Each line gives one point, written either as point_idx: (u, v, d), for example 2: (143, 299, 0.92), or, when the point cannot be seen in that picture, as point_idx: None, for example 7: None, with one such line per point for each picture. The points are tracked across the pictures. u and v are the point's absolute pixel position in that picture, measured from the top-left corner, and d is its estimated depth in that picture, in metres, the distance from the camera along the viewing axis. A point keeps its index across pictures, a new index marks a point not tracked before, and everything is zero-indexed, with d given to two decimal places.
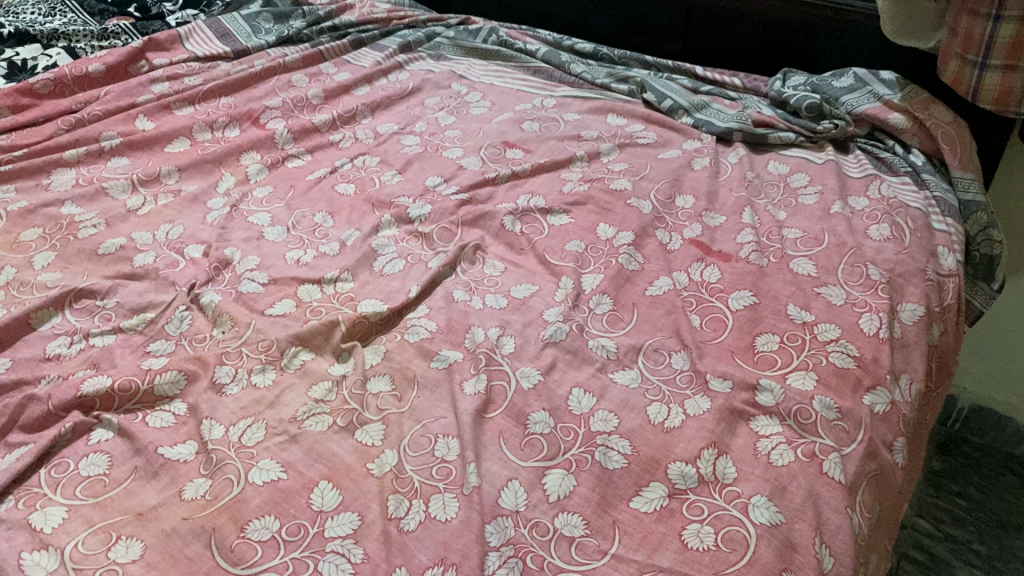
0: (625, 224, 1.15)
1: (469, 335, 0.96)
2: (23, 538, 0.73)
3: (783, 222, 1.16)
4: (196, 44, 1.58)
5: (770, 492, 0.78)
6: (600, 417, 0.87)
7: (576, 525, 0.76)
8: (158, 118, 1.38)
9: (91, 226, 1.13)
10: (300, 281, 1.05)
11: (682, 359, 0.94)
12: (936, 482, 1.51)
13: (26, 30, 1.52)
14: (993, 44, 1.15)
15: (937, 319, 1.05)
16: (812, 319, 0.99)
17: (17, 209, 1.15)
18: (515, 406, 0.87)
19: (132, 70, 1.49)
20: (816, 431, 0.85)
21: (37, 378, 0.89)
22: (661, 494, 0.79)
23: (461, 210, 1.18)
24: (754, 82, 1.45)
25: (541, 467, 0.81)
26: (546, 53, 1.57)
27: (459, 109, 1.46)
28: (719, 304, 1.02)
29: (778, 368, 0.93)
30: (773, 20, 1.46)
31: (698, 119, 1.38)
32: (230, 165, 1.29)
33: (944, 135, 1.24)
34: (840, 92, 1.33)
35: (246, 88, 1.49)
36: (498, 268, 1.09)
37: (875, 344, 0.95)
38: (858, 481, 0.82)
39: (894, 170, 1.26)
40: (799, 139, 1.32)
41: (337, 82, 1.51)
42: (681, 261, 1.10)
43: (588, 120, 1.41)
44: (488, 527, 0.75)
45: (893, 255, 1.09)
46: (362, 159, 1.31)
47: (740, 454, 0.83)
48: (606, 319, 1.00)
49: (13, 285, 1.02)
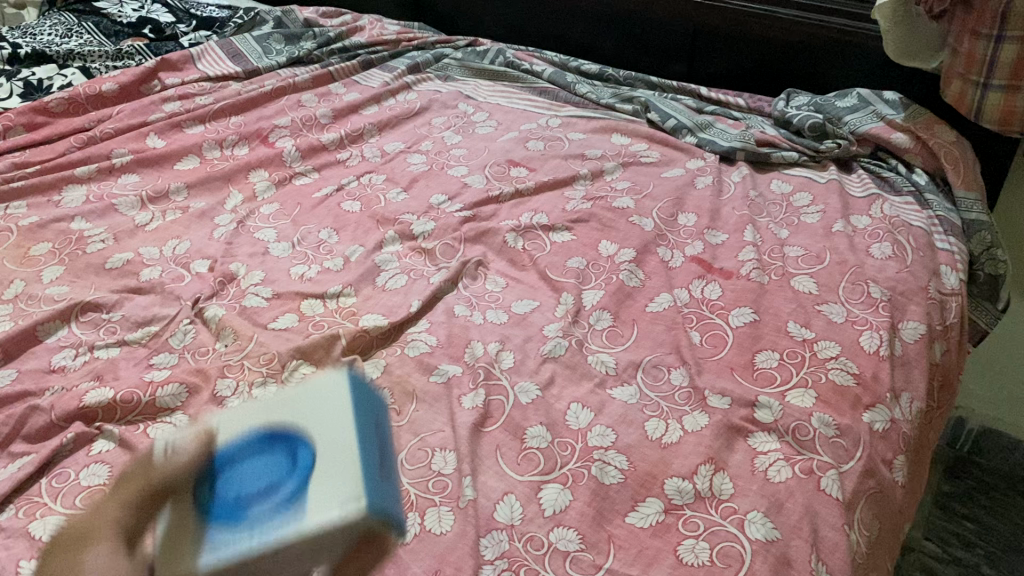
0: (626, 241, 1.16)
1: (468, 350, 0.97)
2: (22, 546, 0.73)
3: (785, 240, 1.17)
4: (208, 64, 1.61)
5: (767, 508, 0.78)
6: (597, 432, 0.87)
7: (571, 540, 0.75)
8: (169, 136, 1.40)
9: (99, 241, 1.15)
10: (303, 296, 1.06)
11: (681, 375, 0.94)
12: (943, 505, 1.50)
13: (43, 51, 1.56)
14: (996, 65, 1.15)
15: (939, 338, 1.05)
16: (813, 336, 0.99)
17: (27, 224, 1.17)
18: (512, 421, 0.88)
19: (145, 89, 1.52)
20: (815, 448, 0.85)
21: (42, 390, 0.90)
22: (657, 510, 0.79)
23: (464, 226, 1.19)
24: (758, 102, 1.46)
25: (537, 482, 0.81)
26: (552, 74, 1.58)
27: (465, 129, 1.47)
28: (719, 321, 1.02)
29: (778, 385, 0.93)
30: (778, 40, 1.47)
31: (702, 138, 1.38)
32: (238, 182, 1.31)
33: (947, 155, 1.24)
34: (844, 112, 1.34)
35: (256, 107, 1.51)
36: (500, 284, 1.09)
37: (876, 361, 0.95)
38: (856, 499, 0.82)
39: (897, 190, 1.26)
40: (802, 158, 1.33)
41: (346, 103, 1.52)
42: (683, 278, 1.10)
43: (593, 139, 1.42)
44: (482, 541, 0.75)
45: (895, 273, 1.08)
46: (368, 177, 1.33)
47: (737, 470, 0.83)
48: (606, 334, 1.00)
49: (22, 299, 1.04)
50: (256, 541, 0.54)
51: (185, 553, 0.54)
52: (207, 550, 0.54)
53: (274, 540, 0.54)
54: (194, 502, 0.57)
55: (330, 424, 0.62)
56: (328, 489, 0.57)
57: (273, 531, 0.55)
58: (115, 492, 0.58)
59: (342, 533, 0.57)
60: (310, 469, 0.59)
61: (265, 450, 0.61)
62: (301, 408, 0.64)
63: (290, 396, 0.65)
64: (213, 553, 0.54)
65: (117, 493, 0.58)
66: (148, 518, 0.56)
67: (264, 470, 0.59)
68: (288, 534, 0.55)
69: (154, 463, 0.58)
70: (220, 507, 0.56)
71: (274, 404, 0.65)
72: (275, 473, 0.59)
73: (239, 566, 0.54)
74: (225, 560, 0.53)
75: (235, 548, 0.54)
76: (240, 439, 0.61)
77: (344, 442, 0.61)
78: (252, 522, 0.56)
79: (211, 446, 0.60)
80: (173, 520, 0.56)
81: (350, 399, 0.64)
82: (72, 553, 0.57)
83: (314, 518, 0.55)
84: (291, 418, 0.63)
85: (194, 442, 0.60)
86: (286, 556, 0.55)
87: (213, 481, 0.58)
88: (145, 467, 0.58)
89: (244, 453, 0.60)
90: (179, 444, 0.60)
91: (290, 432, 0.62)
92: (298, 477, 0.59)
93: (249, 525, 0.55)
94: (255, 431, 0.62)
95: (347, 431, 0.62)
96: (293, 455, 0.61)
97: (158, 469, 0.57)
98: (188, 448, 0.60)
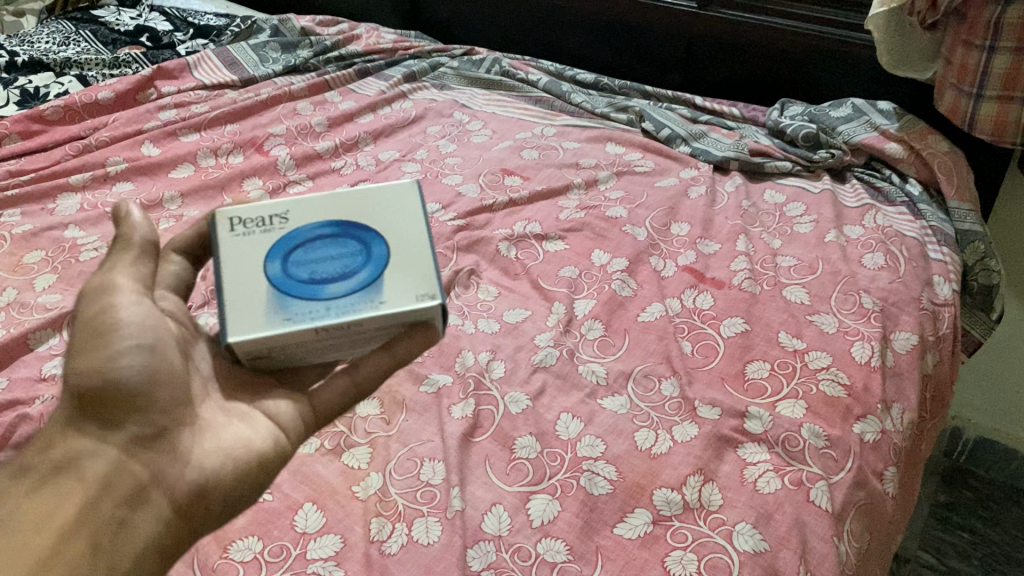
0: (619, 251, 1.16)
1: (459, 359, 0.97)
2: None
3: (777, 250, 1.17)
4: (204, 73, 1.61)
5: (756, 519, 0.78)
6: (587, 443, 0.86)
7: (559, 550, 0.75)
8: (164, 144, 1.41)
9: (92, 250, 1.14)
10: None
11: (672, 386, 0.94)
12: (940, 515, 1.49)
13: (40, 59, 1.56)
14: (988, 76, 1.15)
15: (931, 348, 1.05)
16: (804, 346, 0.99)
17: (21, 232, 1.17)
18: (502, 431, 0.88)
19: (141, 97, 1.52)
20: (805, 459, 0.85)
21: (32, 399, 0.90)
22: (646, 521, 0.78)
23: (457, 235, 1.19)
24: (752, 111, 1.47)
25: (525, 492, 0.81)
26: (547, 83, 1.59)
27: (461, 137, 1.47)
28: (710, 331, 1.02)
29: (768, 396, 0.93)
30: (772, 50, 1.48)
31: (696, 148, 1.39)
32: (232, 190, 1.31)
33: (940, 165, 1.24)
34: (838, 121, 1.35)
35: (252, 115, 1.52)
36: (492, 293, 1.09)
37: (867, 372, 0.95)
38: (845, 511, 0.82)
39: (890, 200, 1.27)
40: (796, 168, 1.33)
41: (342, 111, 1.53)
42: (675, 287, 1.10)
43: (587, 148, 1.42)
44: (469, 552, 0.75)
45: (888, 283, 1.08)
46: (362, 186, 1.33)
47: (727, 481, 0.83)
48: (597, 344, 1.00)
49: (14, 307, 1.04)
50: (332, 317, 0.59)
51: (263, 321, 0.59)
52: (285, 321, 0.59)
53: (347, 317, 0.59)
54: (270, 277, 0.61)
55: (401, 230, 0.64)
56: (401, 283, 0.61)
57: (346, 309, 0.59)
58: (116, 258, 0.65)
59: (405, 320, 0.61)
60: (383, 262, 0.62)
61: (336, 240, 0.63)
62: (374, 208, 0.65)
63: (358, 194, 0.66)
64: (291, 323, 0.59)
65: (117, 255, 0.65)
66: (226, 287, 0.60)
67: (338, 253, 0.62)
68: (362, 314, 0.59)
69: (137, 233, 0.66)
70: (296, 284, 0.60)
71: (347, 202, 0.65)
72: (349, 259, 0.62)
73: (315, 333, 0.59)
74: (302, 326, 0.58)
75: (310, 320, 0.59)
76: (312, 225, 0.63)
77: (415, 243, 0.63)
78: (327, 299, 0.60)
79: (284, 231, 0.63)
80: (251, 293, 0.60)
81: (418, 210, 0.65)
82: (90, 304, 0.63)
83: (387, 305, 0.59)
84: (364, 215, 0.64)
85: (272, 227, 0.64)
86: (353, 331, 0.60)
87: (289, 259, 0.62)
88: (134, 233, 0.66)
89: (317, 240, 0.63)
90: (254, 226, 0.64)
91: (359, 227, 0.64)
92: (373, 266, 0.61)
93: (324, 303, 0.60)
94: (325, 225, 0.64)
95: (412, 232, 0.64)
96: (364, 246, 0.63)
97: (133, 233, 0.66)
98: (265, 229, 0.63)
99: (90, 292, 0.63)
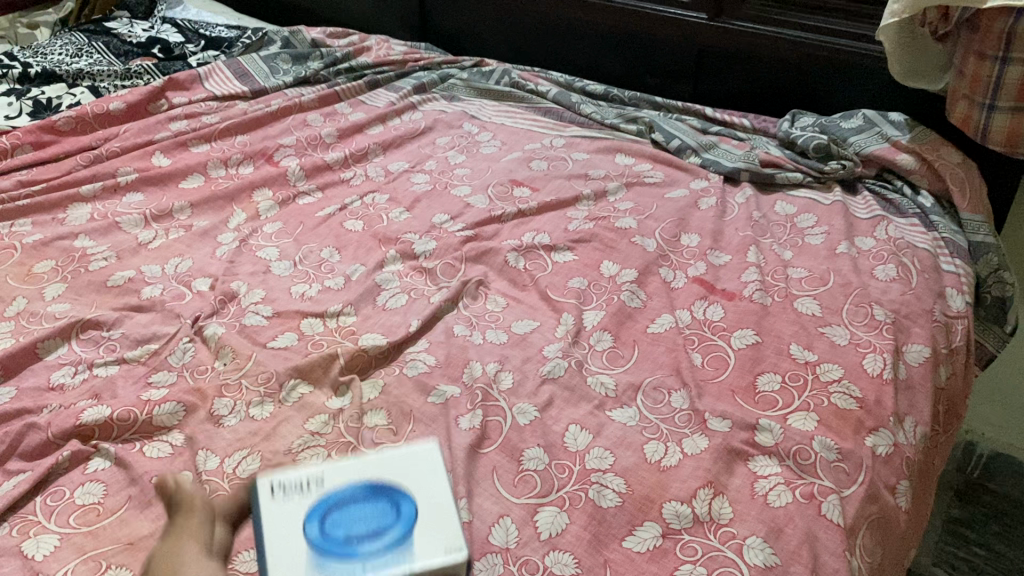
0: (628, 262, 1.15)
1: (467, 370, 0.96)
2: (14, 564, 0.73)
3: (788, 261, 1.16)
4: (215, 84, 1.62)
5: (766, 534, 0.77)
6: (595, 455, 0.86)
7: (566, 564, 0.75)
8: (175, 155, 1.41)
9: (102, 259, 1.15)
10: (303, 314, 1.05)
11: (682, 398, 0.93)
12: (954, 530, 1.47)
13: (53, 71, 1.58)
14: (1001, 87, 1.14)
15: (944, 361, 1.04)
16: (815, 358, 0.98)
17: (31, 242, 1.18)
18: (509, 442, 0.87)
19: (152, 108, 1.53)
20: (816, 472, 0.84)
21: (40, 407, 0.90)
22: (654, 534, 0.78)
23: (466, 246, 1.19)
24: (763, 122, 1.46)
25: (533, 504, 0.80)
26: (557, 94, 1.59)
27: (470, 148, 1.47)
28: (721, 343, 1.01)
29: (779, 408, 0.92)
30: (784, 61, 1.47)
31: (706, 159, 1.38)
32: (242, 202, 1.31)
33: (952, 177, 1.23)
34: (849, 133, 1.33)
35: (262, 126, 1.52)
36: (501, 304, 1.09)
37: (879, 385, 0.94)
38: (857, 525, 0.81)
39: (901, 212, 1.25)
40: (807, 179, 1.32)
41: (351, 122, 1.53)
42: (685, 299, 1.09)
43: (596, 159, 1.42)
44: (476, 564, 0.74)
45: (899, 295, 1.08)
46: (371, 197, 1.33)
47: (737, 494, 0.82)
48: (606, 356, 0.99)
49: (23, 316, 1.04)
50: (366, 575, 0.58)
51: None
52: None
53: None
54: (308, 540, 0.60)
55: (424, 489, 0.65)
56: (430, 541, 0.61)
57: (377, 569, 0.58)
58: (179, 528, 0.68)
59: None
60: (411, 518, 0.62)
61: (368, 500, 0.63)
62: (406, 468, 0.67)
63: (387, 457, 0.68)
64: None
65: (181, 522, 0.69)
66: (268, 551, 0.60)
67: (368, 512, 0.62)
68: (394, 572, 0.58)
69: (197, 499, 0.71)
70: (330, 544, 0.60)
71: (379, 463, 0.67)
72: (378, 514, 0.62)
73: None
74: None
75: None
76: (346, 488, 0.64)
77: (440, 501, 0.64)
78: (360, 559, 0.59)
79: (321, 493, 0.64)
80: (288, 559, 0.60)
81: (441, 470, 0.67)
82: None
83: (419, 562, 0.59)
84: (395, 477, 0.66)
85: (309, 485, 0.65)
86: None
87: (325, 520, 0.62)
88: (195, 499, 0.71)
89: (350, 500, 0.63)
90: (294, 490, 0.65)
91: (390, 487, 0.64)
92: (401, 524, 0.61)
93: (357, 561, 0.58)
94: (358, 486, 0.64)
95: (440, 490, 0.65)
96: (394, 503, 0.63)
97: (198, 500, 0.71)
98: (305, 493, 0.65)
99: (154, 562, 0.64)
